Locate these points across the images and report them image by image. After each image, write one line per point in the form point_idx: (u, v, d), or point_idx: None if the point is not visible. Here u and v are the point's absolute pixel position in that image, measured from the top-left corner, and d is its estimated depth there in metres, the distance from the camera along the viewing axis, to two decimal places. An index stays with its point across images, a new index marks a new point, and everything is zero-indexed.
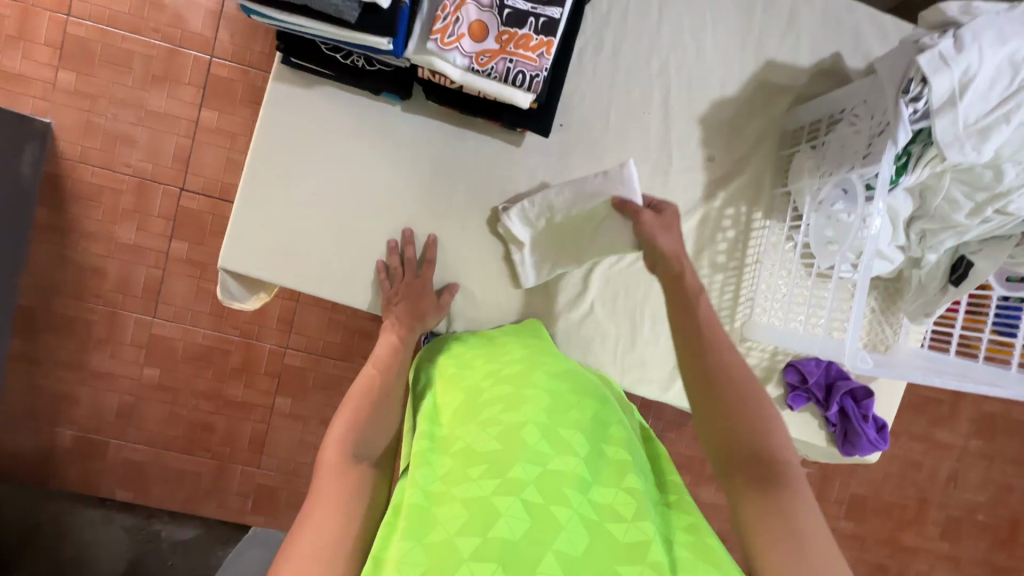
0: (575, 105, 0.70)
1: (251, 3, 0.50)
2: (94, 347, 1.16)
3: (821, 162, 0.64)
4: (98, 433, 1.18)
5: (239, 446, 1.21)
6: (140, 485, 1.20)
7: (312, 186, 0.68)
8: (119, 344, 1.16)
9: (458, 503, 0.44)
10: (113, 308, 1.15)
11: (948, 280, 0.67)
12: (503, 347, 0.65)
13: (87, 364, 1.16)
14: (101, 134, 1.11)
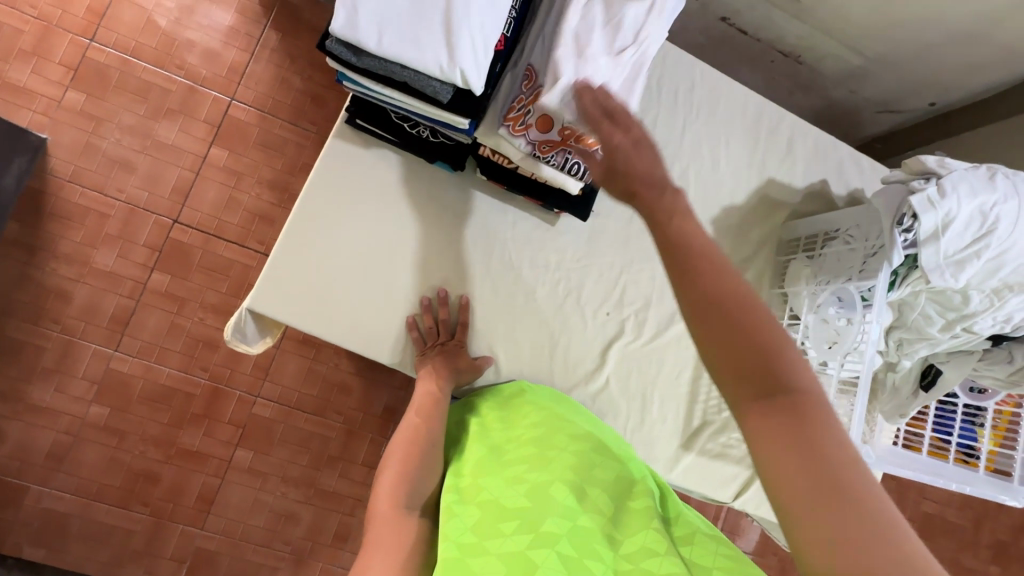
0: (606, 195, 0.78)
1: (350, 71, 0.57)
2: (37, 377, 1.02)
3: (818, 272, 0.72)
4: (18, 477, 1.01)
5: (183, 503, 1.07)
6: (56, 542, 1.02)
7: (353, 237, 0.70)
8: (69, 377, 1.03)
9: (495, 558, 0.46)
10: (70, 337, 1.03)
11: (920, 385, 0.76)
12: (524, 405, 0.65)
13: (25, 398, 1.02)
14: (99, 158, 1.04)
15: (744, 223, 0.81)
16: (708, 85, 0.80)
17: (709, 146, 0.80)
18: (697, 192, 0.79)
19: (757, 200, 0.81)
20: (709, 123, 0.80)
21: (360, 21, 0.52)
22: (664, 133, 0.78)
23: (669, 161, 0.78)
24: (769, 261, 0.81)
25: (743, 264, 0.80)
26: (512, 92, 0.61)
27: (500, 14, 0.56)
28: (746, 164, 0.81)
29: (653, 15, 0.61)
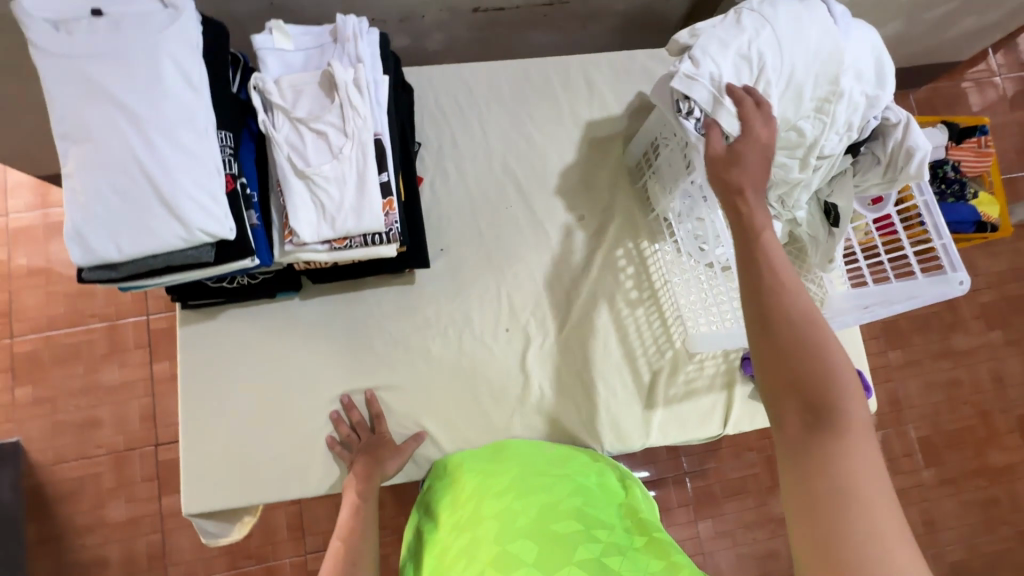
0: (457, 186, 0.84)
1: (120, 283, 0.59)
2: (109, 497, 1.21)
3: (664, 183, 0.77)
4: None
5: (279, 538, 1.21)
6: None
7: (247, 393, 0.76)
8: (132, 485, 1.21)
9: None
10: (117, 451, 1.22)
11: (829, 224, 0.77)
12: (458, 483, 0.67)
13: (106, 519, 1.21)
14: (65, 297, 1.24)
15: (587, 174, 0.86)
16: (485, 80, 0.87)
17: (520, 125, 0.87)
18: (527, 174, 0.86)
19: (586, 146, 0.87)
20: (505, 106, 0.87)
21: (92, 243, 0.55)
22: (473, 135, 0.86)
23: (489, 161, 0.85)
24: (631, 190, 0.85)
25: (607, 212, 0.85)
26: (281, 167, 0.63)
27: (214, 153, 0.58)
28: (558, 119, 0.87)
29: (357, 90, 0.64)
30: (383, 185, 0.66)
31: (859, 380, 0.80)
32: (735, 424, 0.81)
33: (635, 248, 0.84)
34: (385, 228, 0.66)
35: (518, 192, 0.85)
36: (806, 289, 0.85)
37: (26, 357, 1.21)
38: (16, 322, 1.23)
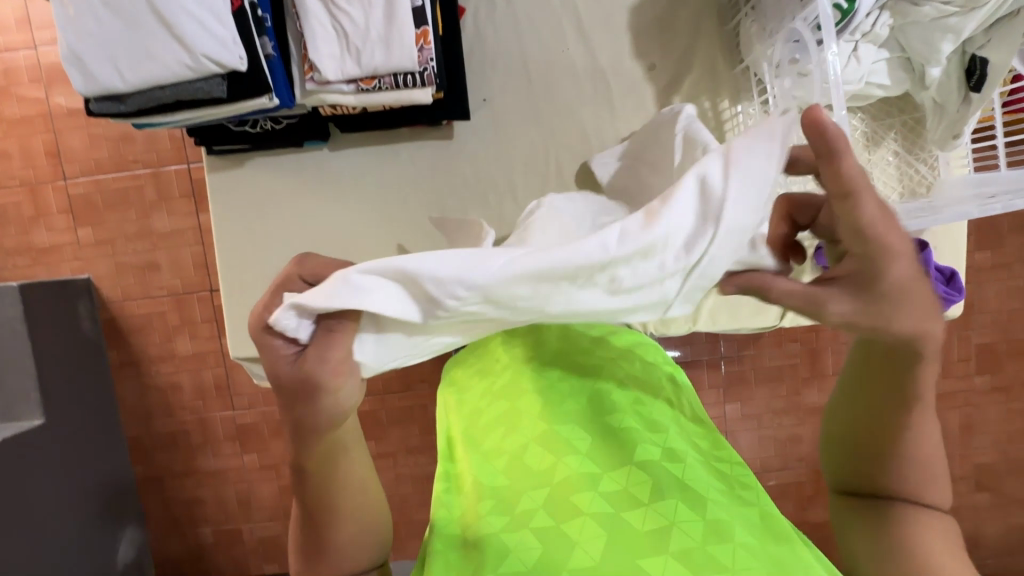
0: (529, 40, 0.90)
1: (139, 120, 0.79)
2: (177, 331, 1.46)
3: (765, 26, 0.77)
4: (208, 404, 1.48)
5: None
6: (257, 440, 1.49)
7: (276, 244, 0.95)
8: (194, 324, 1.45)
9: (517, 540, 0.42)
10: (210, 291, 1.44)
11: (969, 87, 0.71)
12: (494, 356, 0.62)
13: (177, 350, 1.46)
14: (167, 140, 1.39)
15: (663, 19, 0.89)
16: None
17: None
18: (597, 24, 0.90)
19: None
20: None
21: (99, 70, 0.72)
22: None
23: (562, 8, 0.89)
24: (711, 43, 0.89)
25: (680, 65, 0.90)
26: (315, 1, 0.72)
27: None
28: None
29: None
30: (417, 21, 0.73)
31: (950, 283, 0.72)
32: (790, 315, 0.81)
33: (712, 107, 0.90)
34: (418, 68, 0.74)
35: (579, 36, 0.90)
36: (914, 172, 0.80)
37: (138, 191, 1.41)
38: (127, 159, 1.40)
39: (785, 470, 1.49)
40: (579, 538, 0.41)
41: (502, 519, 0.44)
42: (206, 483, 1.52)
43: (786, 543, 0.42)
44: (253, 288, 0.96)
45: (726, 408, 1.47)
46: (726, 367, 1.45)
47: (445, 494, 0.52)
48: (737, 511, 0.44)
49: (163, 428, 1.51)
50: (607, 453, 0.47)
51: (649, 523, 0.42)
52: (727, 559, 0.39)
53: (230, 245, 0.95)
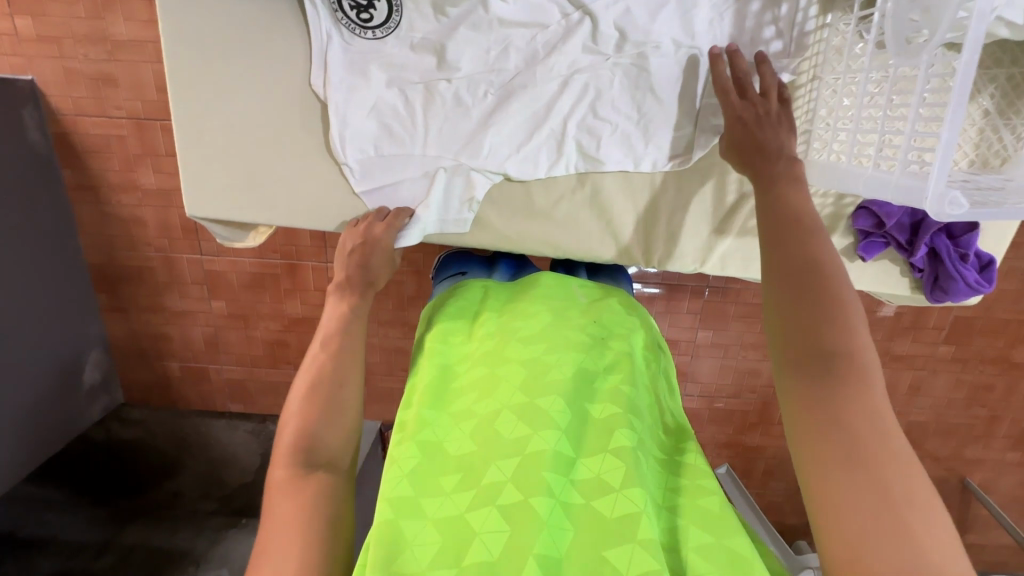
0: None
1: None
2: (138, 162, 1.32)
3: None
4: (174, 246, 1.41)
5: (302, 243, 1.39)
6: (226, 290, 1.46)
7: (246, 105, 0.83)
8: (158, 156, 1.31)
9: (487, 514, 0.47)
10: (176, 121, 1.28)
11: None
12: (482, 319, 0.68)
13: (140, 183, 1.35)
14: None
15: None
16: None
17: None
18: None
19: None
20: None
21: None
22: None
23: None
24: None
25: None
26: None
27: None
28: None
29: None
30: None
31: (980, 268, 0.86)
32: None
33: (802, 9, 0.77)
34: None
35: None
36: (989, 140, 0.80)
37: None
38: None
39: (735, 398, 1.56)
40: (545, 523, 0.46)
41: (469, 494, 0.49)
42: (173, 322, 1.51)
43: (743, 539, 0.47)
44: (214, 145, 0.85)
45: (698, 334, 1.48)
46: (710, 296, 1.43)
47: (399, 443, 0.56)
48: (693, 506, 0.50)
49: (127, 262, 1.44)
50: (584, 444, 0.51)
51: (619, 515, 0.46)
52: (689, 565, 0.45)
53: (189, 83, 0.82)
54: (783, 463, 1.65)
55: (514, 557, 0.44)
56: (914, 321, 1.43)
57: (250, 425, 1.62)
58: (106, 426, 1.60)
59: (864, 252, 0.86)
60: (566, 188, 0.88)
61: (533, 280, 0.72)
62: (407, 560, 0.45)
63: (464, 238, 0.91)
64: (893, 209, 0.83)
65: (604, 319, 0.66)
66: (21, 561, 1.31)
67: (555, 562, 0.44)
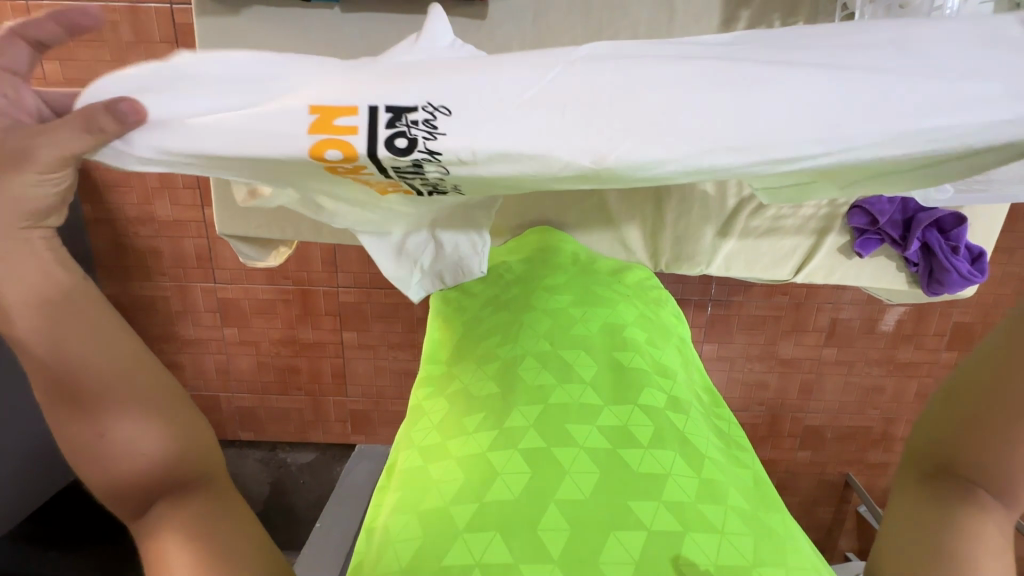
0: None
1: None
2: (156, 195, 1.37)
3: None
4: (188, 275, 1.45)
5: (314, 268, 1.42)
6: (241, 317, 1.48)
7: None
8: (176, 189, 1.36)
9: (512, 452, 0.48)
10: None
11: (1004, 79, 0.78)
12: (504, 271, 0.77)
13: (157, 214, 1.39)
14: None
15: None
16: None
17: None
18: None
19: None
20: None
21: None
22: None
23: None
24: None
25: None
26: None
27: None
28: None
29: None
30: None
31: (974, 261, 0.89)
32: (804, 270, 0.95)
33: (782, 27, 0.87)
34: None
35: None
36: None
37: (110, 27, 1.25)
38: None
39: (744, 411, 1.57)
40: (569, 465, 0.47)
41: (492, 434, 0.51)
42: (186, 350, 1.53)
43: (776, 516, 0.49)
44: None
45: (703, 347, 1.50)
46: (713, 309, 1.46)
47: (426, 398, 0.59)
48: (732, 473, 0.52)
49: (142, 293, 1.48)
50: (608, 394, 0.55)
51: (645, 466, 0.48)
52: (715, 519, 0.46)
53: None
54: (796, 477, 1.64)
55: (540, 496, 0.45)
56: (914, 329, 1.46)
57: (260, 453, 1.62)
58: None
59: (860, 248, 0.90)
60: (575, 198, 0.92)
61: (559, 260, 0.79)
62: (434, 499, 0.47)
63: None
64: (885, 207, 0.88)
65: (627, 294, 0.73)
66: None
67: (578, 500, 0.45)
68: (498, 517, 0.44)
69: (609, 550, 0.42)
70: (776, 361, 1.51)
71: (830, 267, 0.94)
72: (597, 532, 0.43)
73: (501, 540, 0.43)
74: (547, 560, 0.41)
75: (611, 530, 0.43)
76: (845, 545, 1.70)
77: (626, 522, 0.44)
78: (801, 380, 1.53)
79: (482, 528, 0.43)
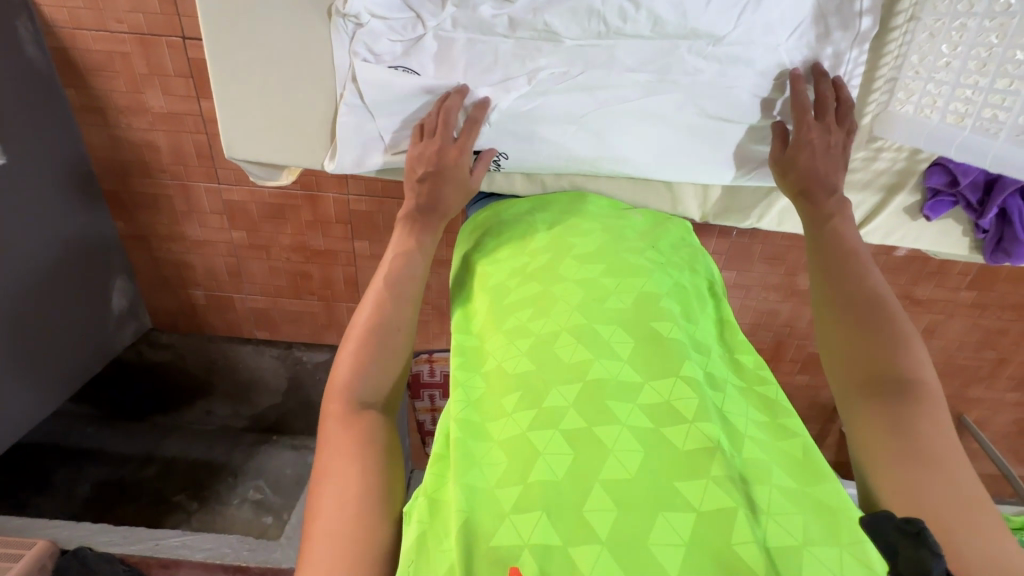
0: None
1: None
2: (145, 83, 1.25)
3: None
4: (190, 175, 1.37)
5: (322, 175, 1.34)
6: (250, 223, 1.44)
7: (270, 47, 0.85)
8: (166, 77, 1.23)
9: (555, 434, 0.52)
10: (183, 38, 1.19)
11: None
12: (530, 233, 0.76)
13: (149, 105, 1.28)
14: None
15: None
16: None
17: None
18: None
19: None
20: None
21: None
22: None
23: None
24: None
25: None
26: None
27: None
28: None
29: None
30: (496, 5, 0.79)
31: None
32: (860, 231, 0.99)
33: None
34: (490, 31, 0.81)
35: None
36: None
37: None
38: None
39: (750, 336, 1.59)
40: (612, 446, 0.51)
41: (531, 413, 0.55)
42: (195, 251, 1.50)
43: (829, 489, 0.51)
44: (244, 86, 0.88)
45: (721, 274, 1.47)
46: (737, 237, 1.40)
47: (461, 369, 0.62)
48: (778, 450, 0.55)
49: (145, 190, 1.41)
50: (646, 369, 0.58)
51: (689, 443, 0.51)
52: (765, 498, 0.49)
53: (213, 20, 0.83)
54: (790, 398, 1.72)
55: (583, 479, 0.49)
56: (941, 268, 1.42)
57: (277, 350, 1.69)
58: (136, 348, 1.66)
59: (932, 209, 0.92)
60: (631, 145, 0.92)
61: (598, 216, 0.79)
62: (476, 476, 0.52)
63: (514, 186, 0.98)
64: (969, 168, 0.88)
65: (662, 257, 0.73)
66: (75, 469, 1.53)
67: (622, 479, 0.49)
68: (547, 500, 0.48)
69: (660, 529, 0.46)
70: (792, 292, 1.49)
71: (893, 225, 0.97)
72: (645, 513, 0.47)
73: (546, 519, 0.47)
74: (597, 539, 0.46)
75: (657, 512, 0.47)
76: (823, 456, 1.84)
77: (672, 502, 0.48)
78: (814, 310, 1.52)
79: (527, 507, 0.48)
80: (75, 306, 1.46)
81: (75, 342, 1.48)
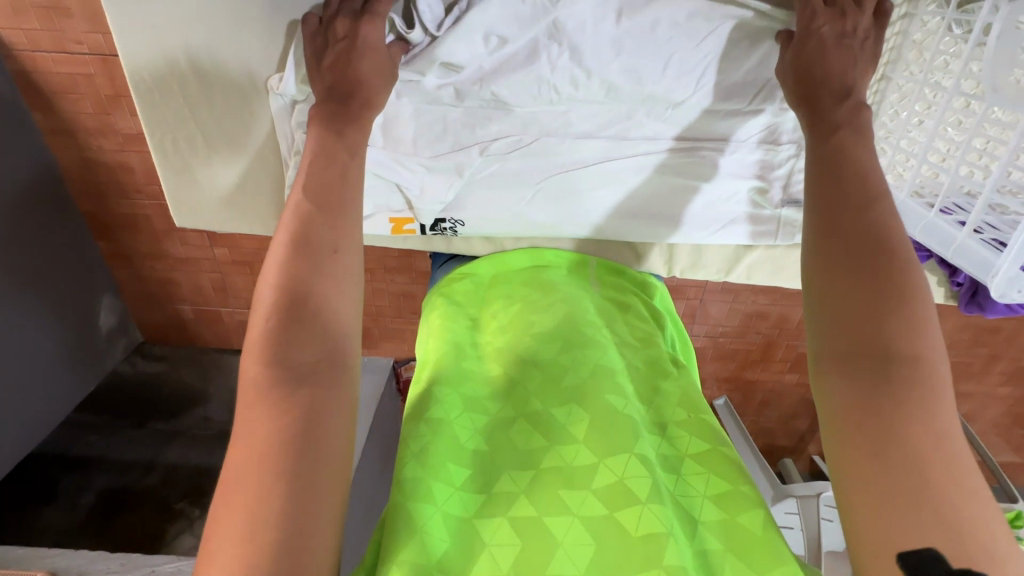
0: None
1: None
2: (111, 104, 1.21)
3: None
4: (167, 195, 1.35)
5: None
6: (231, 240, 1.42)
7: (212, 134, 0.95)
8: (132, 98, 1.20)
9: (504, 522, 0.54)
10: None
11: None
12: (492, 305, 0.79)
13: (118, 126, 1.24)
14: None
15: None
16: None
17: None
18: None
19: None
20: None
21: None
22: None
23: None
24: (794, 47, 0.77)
25: None
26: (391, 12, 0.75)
27: None
28: None
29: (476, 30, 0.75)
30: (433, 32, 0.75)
31: None
32: None
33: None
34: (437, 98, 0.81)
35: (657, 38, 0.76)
36: None
37: None
38: None
39: (740, 338, 1.59)
40: (562, 537, 0.52)
41: (479, 500, 0.56)
42: (178, 268, 1.50)
43: (788, 572, 0.51)
44: (189, 167, 0.99)
45: (708, 280, 1.46)
46: None
47: (409, 426, 0.63)
48: (737, 527, 0.55)
49: (123, 211, 1.39)
50: (600, 446, 0.58)
51: (642, 528, 0.52)
52: None
53: (156, 112, 0.93)
54: (780, 395, 1.72)
55: (530, 573, 0.50)
56: None
57: None
58: (130, 361, 1.69)
59: None
60: (591, 212, 0.91)
61: (550, 286, 0.80)
62: (419, 555, 0.50)
63: (473, 249, 0.95)
64: None
65: (620, 330, 0.75)
66: (78, 477, 1.55)
67: (570, 573, 0.50)
68: None
69: None
70: (781, 295, 1.47)
71: None
72: None
73: None
74: None
75: None
76: (812, 449, 1.86)
77: None
78: (803, 312, 1.51)
79: None
80: (65, 324, 1.47)
81: (67, 362, 1.50)
